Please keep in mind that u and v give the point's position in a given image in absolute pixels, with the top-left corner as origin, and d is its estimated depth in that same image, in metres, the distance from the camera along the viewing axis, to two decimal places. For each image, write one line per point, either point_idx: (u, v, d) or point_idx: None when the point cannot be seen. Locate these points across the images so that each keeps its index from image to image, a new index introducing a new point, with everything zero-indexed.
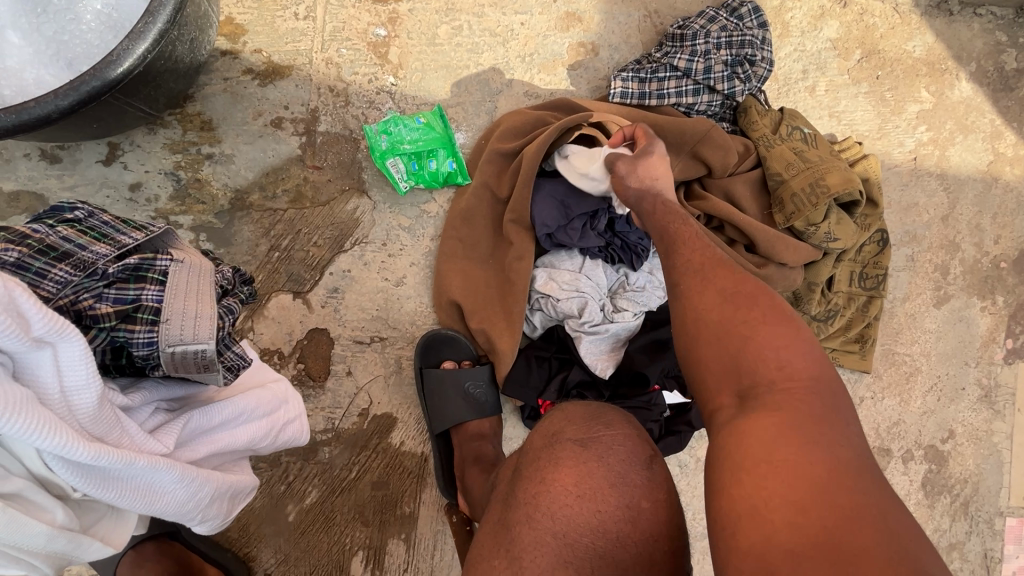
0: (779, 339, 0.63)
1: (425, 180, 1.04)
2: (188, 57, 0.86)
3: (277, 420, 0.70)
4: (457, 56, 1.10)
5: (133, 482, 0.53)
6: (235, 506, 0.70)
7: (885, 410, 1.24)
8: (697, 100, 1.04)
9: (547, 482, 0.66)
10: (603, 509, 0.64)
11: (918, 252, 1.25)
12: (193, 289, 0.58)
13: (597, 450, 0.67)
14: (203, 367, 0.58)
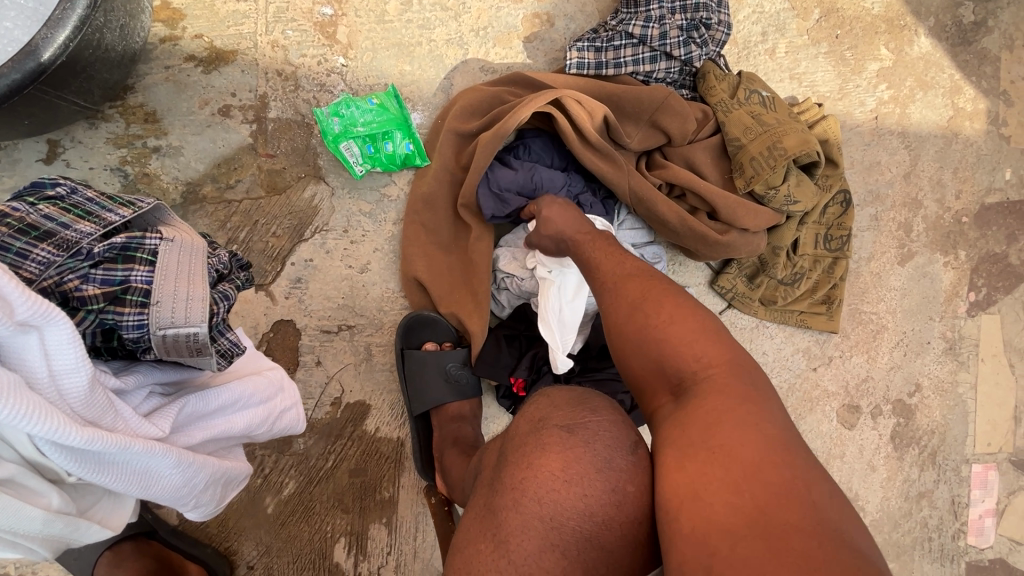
0: (695, 330, 0.64)
1: (382, 163, 1.02)
2: (121, 44, 0.83)
3: (274, 407, 0.71)
4: (409, 33, 1.07)
5: (130, 468, 0.53)
6: (227, 493, 0.71)
7: (854, 368, 1.26)
8: (654, 67, 1.03)
9: (534, 467, 0.60)
10: (589, 493, 0.59)
11: (882, 211, 1.26)
12: (183, 271, 0.58)
13: (585, 436, 0.62)
14: (196, 350, 0.58)
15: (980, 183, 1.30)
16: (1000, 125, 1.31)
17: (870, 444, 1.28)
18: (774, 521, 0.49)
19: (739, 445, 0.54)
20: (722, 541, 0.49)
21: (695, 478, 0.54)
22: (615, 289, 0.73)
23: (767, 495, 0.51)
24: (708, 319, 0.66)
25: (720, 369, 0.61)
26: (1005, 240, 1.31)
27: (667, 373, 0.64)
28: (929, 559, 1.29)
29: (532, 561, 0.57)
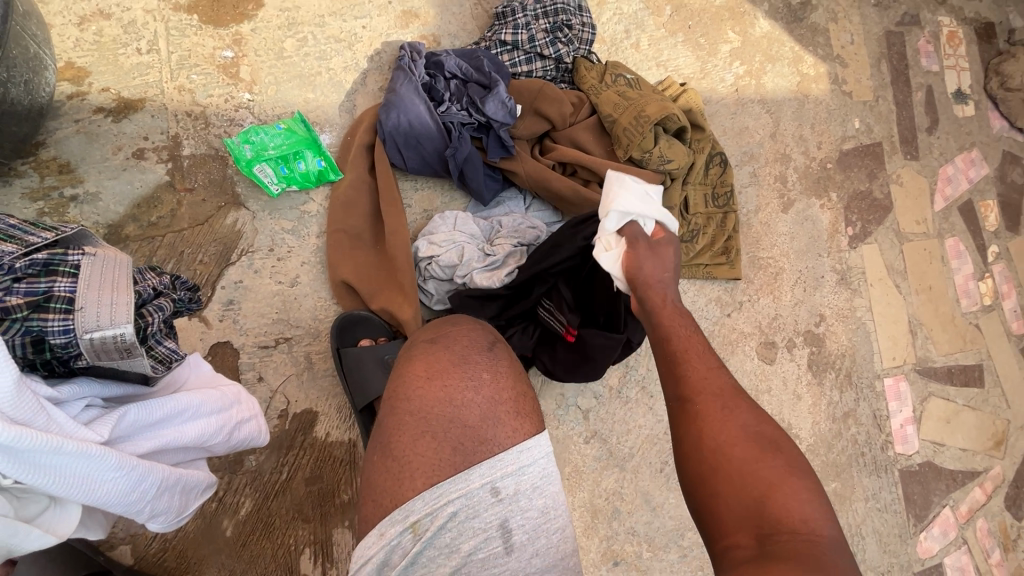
0: (804, 491, 0.61)
1: (297, 181, 1.10)
2: (27, 99, 0.89)
3: (230, 418, 0.73)
4: (308, 65, 1.17)
5: (67, 471, 0.55)
6: (191, 504, 0.71)
7: (763, 309, 1.39)
8: (532, 67, 1.17)
9: (403, 375, 0.69)
10: (450, 383, 0.67)
11: (758, 168, 1.43)
12: (107, 279, 0.63)
13: (444, 342, 0.73)
14: (125, 352, 0.63)
15: (836, 134, 1.50)
16: (841, 84, 1.52)
17: (792, 375, 1.40)
18: None
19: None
20: None
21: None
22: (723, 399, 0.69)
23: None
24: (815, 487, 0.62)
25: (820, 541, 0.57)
26: (867, 179, 1.51)
27: (760, 519, 0.59)
28: (865, 473, 1.41)
29: (408, 448, 0.63)
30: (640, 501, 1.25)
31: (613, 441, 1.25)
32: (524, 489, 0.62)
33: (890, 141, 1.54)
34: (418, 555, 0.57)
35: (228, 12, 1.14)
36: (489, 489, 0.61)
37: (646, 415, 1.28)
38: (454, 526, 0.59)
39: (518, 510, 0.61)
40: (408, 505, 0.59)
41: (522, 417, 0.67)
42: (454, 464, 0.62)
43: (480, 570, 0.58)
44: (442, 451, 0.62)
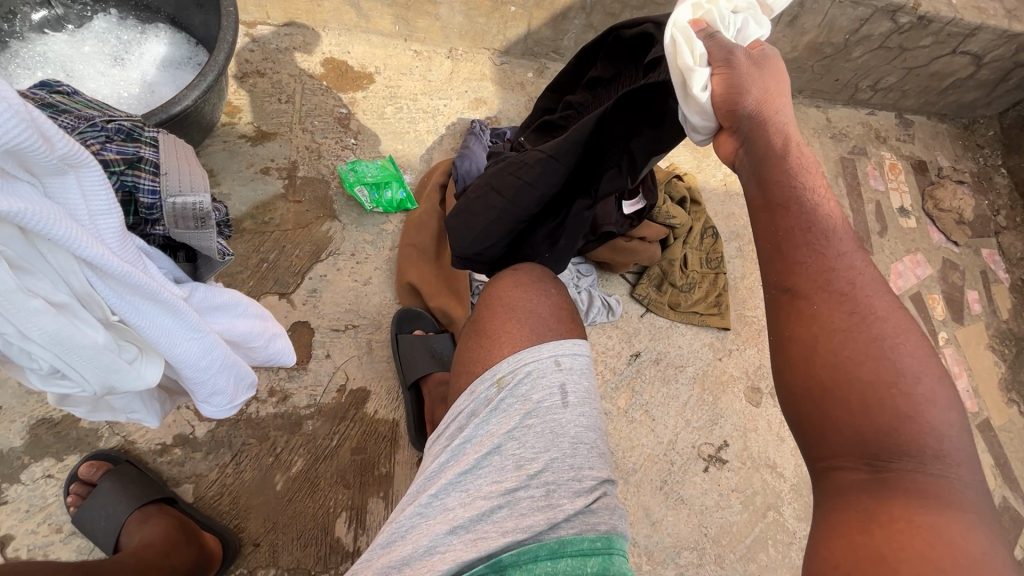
0: (938, 413, 0.63)
1: (383, 205, 1.40)
2: (209, 116, 1.21)
3: (267, 326, 0.95)
4: (400, 125, 1.53)
5: (159, 321, 0.69)
6: (236, 395, 0.89)
7: (749, 358, 1.62)
8: None
9: (495, 289, 0.98)
10: (528, 292, 0.95)
11: (743, 245, 1.76)
12: (179, 156, 0.76)
13: (523, 270, 1.01)
14: (200, 222, 0.74)
15: None
16: None
17: (776, 419, 1.58)
18: None
19: (955, 539, 0.56)
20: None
21: (884, 546, 0.58)
22: (853, 301, 0.68)
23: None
24: (951, 411, 0.63)
25: (947, 465, 0.61)
26: None
27: (875, 445, 0.63)
28: None
29: (500, 329, 0.89)
30: (641, 514, 1.37)
31: (619, 454, 1.41)
32: (577, 368, 0.85)
33: None
34: (500, 399, 0.80)
35: (348, 83, 1.52)
36: (554, 360, 0.84)
37: (648, 436, 1.45)
38: (528, 381, 0.82)
39: (571, 376, 0.84)
40: (496, 364, 0.84)
41: (572, 324, 0.93)
42: (528, 337, 0.88)
43: (544, 415, 0.79)
44: (523, 330, 0.89)
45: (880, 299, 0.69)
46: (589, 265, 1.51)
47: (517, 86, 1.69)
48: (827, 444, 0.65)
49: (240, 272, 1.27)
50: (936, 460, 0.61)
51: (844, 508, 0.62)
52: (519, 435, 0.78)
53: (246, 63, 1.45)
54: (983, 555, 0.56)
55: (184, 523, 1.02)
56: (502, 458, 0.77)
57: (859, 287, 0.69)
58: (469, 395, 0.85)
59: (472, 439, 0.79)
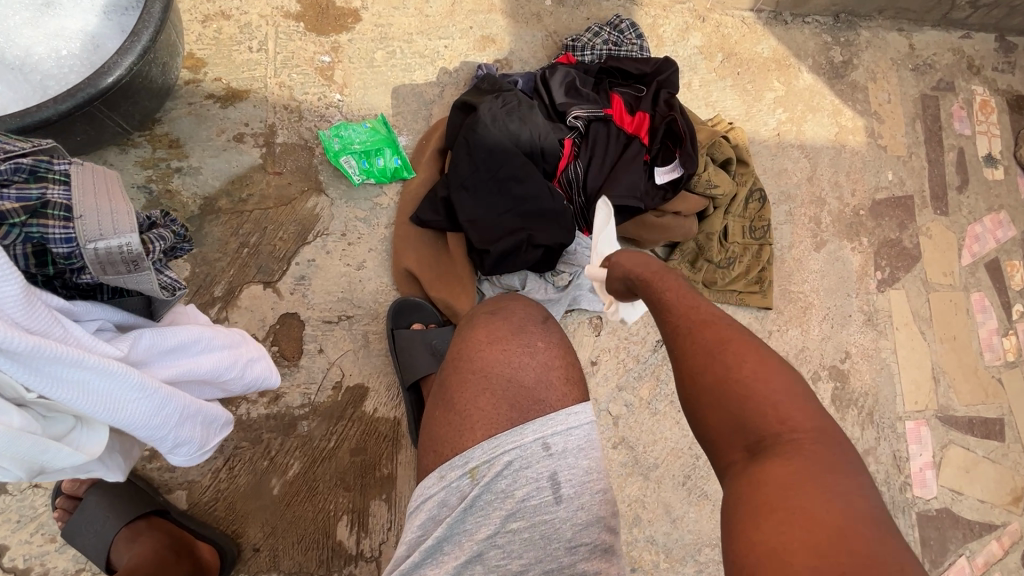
0: (772, 382, 0.66)
1: (375, 175, 1.21)
2: (160, 79, 1.01)
3: (239, 354, 0.87)
4: (393, 75, 1.30)
5: (92, 389, 0.64)
6: (210, 437, 0.85)
7: (790, 339, 1.45)
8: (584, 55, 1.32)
9: (467, 339, 0.78)
10: (507, 348, 0.76)
11: (794, 208, 1.52)
12: (98, 189, 0.67)
13: (506, 311, 0.81)
14: (132, 265, 0.68)
15: (869, 183, 1.59)
16: (876, 138, 1.62)
17: None
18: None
19: (827, 506, 0.53)
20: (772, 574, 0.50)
21: (773, 539, 0.52)
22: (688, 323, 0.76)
23: (841, 554, 0.49)
24: (789, 379, 0.66)
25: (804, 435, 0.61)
26: (897, 228, 1.59)
27: (746, 432, 0.64)
28: None
29: (471, 403, 0.72)
30: (661, 512, 1.28)
31: (640, 449, 1.30)
32: (572, 448, 0.69)
33: (921, 195, 1.62)
34: (477, 498, 0.66)
35: (331, 24, 1.28)
36: (541, 443, 0.69)
37: (672, 428, 1.33)
38: (509, 474, 0.67)
39: (566, 464, 0.68)
40: (468, 452, 0.68)
41: (571, 384, 0.76)
42: (510, 419, 0.70)
43: (532, 516, 0.66)
44: (500, 406, 0.71)
45: (710, 313, 0.76)
46: (614, 240, 1.31)
47: (532, 18, 1.40)
48: (717, 453, 0.66)
49: (218, 259, 1.14)
50: (786, 427, 0.62)
51: (736, 507, 0.58)
52: (502, 541, 0.65)
53: (207, 1, 1.22)
54: (859, 518, 0.53)
55: (176, 538, 0.97)
56: (485, 568, 0.65)
57: (691, 306, 0.78)
58: (439, 480, 0.69)
59: (449, 539, 0.66)
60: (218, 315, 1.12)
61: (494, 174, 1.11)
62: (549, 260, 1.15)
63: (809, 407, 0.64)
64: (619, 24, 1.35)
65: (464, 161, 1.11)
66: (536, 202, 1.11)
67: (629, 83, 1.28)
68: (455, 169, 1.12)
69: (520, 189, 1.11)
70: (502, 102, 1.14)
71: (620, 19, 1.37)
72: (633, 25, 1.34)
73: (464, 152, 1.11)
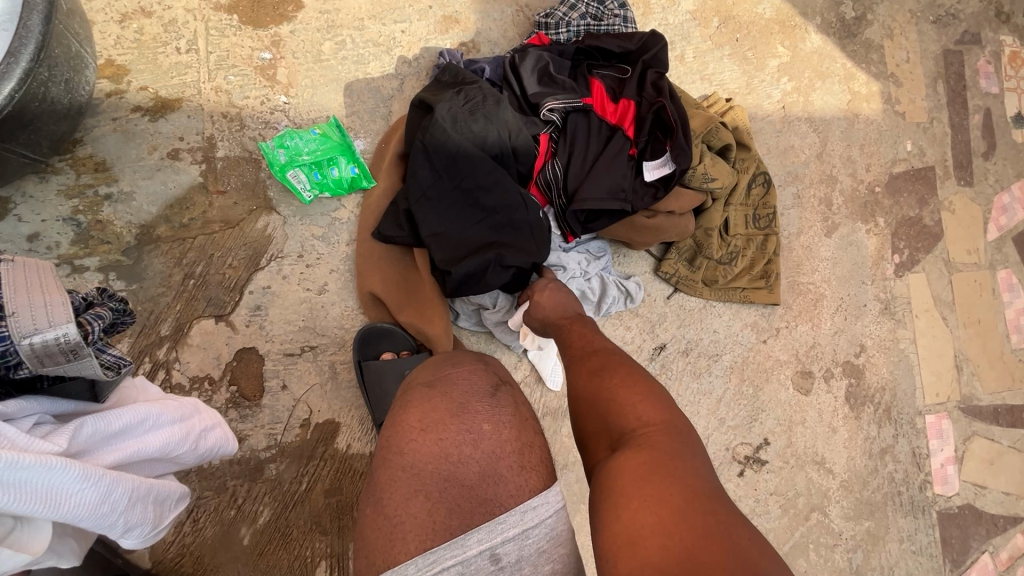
0: (637, 390, 0.70)
1: (330, 188, 1.08)
2: (66, 97, 0.88)
3: (192, 427, 0.72)
4: (345, 69, 1.15)
5: (29, 486, 0.52)
6: (165, 516, 0.70)
7: (800, 336, 1.33)
8: (558, 34, 1.17)
9: (399, 424, 0.69)
10: (444, 437, 0.67)
11: (802, 189, 1.38)
12: (33, 280, 0.58)
13: (445, 385, 0.73)
14: (71, 354, 0.59)
15: (886, 156, 1.44)
16: (893, 104, 1.46)
17: (829, 408, 1.34)
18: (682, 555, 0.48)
19: (669, 483, 0.55)
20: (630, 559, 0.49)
21: (628, 522, 0.53)
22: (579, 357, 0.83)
23: (680, 524, 0.50)
24: (650, 387, 0.70)
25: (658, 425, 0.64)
26: (917, 204, 1.44)
27: (613, 433, 0.66)
28: (901, 513, 1.34)
29: (401, 508, 0.62)
30: None
31: None
32: (526, 557, 0.60)
33: (943, 165, 1.47)
34: None
35: (269, 14, 1.13)
36: (489, 556, 0.59)
37: None
38: None
39: None
40: (400, 570, 0.58)
41: (526, 471, 0.66)
42: (449, 528, 0.61)
43: None
44: (437, 511, 0.62)
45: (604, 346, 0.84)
46: (602, 242, 1.20)
47: None
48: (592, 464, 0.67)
49: (163, 294, 1.03)
50: (641, 421, 0.65)
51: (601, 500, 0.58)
52: None
53: None
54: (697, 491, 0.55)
55: None
56: None
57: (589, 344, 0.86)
58: None
59: None
60: (167, 356, 1.02)
61: (458, 184, 0.98)
62: (522, 278, 1.02)
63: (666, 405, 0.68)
64: None
65: (423, 168, 0.98)
66: (508, 211, 0.98)
67: (611, 64, 1.13)
68: (414, 179, 0.98)
69: (487, 200, 0.98)
70: (464, 98, 1.01)
71: None
72: None
73: (421, 160, 0.98)
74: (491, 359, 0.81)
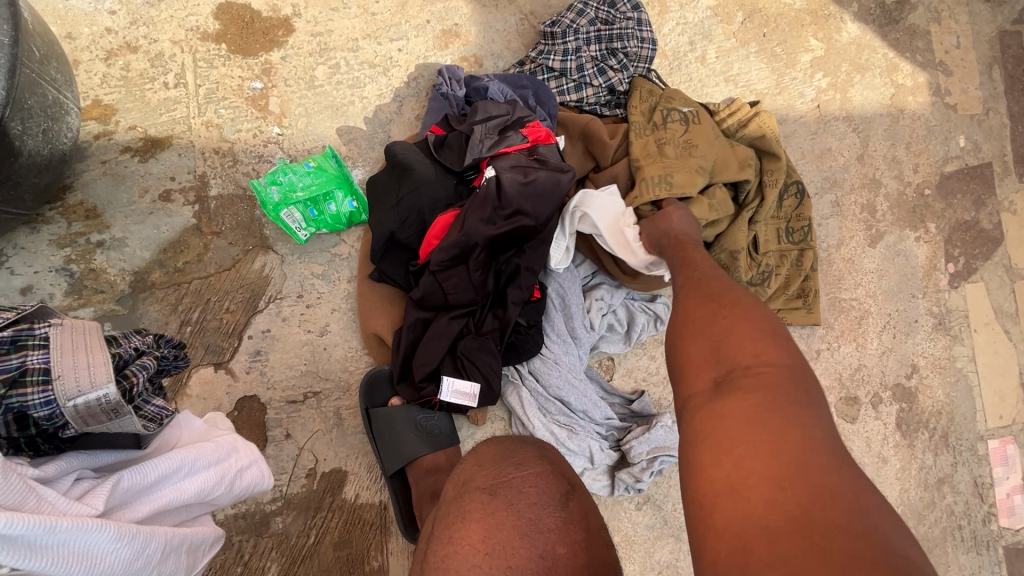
0: (754, 333, 0.60)
1: (327, 224, 1.02)
2: (45, 148, 0.84)
3: (228, 468, 0.63)
4: (340, 94, 1.08)
5: (67, 549, 0.48)
6: (198, 561, 0.64)
7: (844, 358, 1.22)
8: (566, 58, 1.09)
9: (454, 541, 0.55)
10: (513, 565, 0.51)
11: (842, 196, 1.25)
12: (81, 343, 0.54)
13: (508, 496, 0.58)
14: (114, 413, 0.55)
15: (936, 154, 1.30)
16: (944, 95, 1.31)
17: (877, 436, 1.22)
18: (820, 522, 0.42)
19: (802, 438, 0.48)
20: (757, 535, 0.42)
21: (736, 471, 0.48)
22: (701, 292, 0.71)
23: (807, 487, 0.44)
24: (770, 326, 0.61)
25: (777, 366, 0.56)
26: (973, 206, 1.30)
27: (720, 364, 0.59)
28: (963, 549, 1.22)
29: None
30: None
31: (669, 507, 1.11)
32: None
33: (1002, 161, 1.32)
34: None
35: (259, 40, 1.07)
36: None
37: None
38: None
39: None
40: None
41: None
42: None
43: None
44: None
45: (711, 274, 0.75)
46: None
47: None
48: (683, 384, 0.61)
49: None
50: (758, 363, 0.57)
51: (700, 434, 0.53)
52: None
53: (109, 33, 1.02)
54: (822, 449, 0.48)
55: None
56: None
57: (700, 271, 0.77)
58: None
59: None
60: None
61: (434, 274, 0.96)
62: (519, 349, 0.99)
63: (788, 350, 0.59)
64: None
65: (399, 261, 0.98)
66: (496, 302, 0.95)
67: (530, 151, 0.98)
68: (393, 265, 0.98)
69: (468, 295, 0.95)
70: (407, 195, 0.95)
71: None
72: None
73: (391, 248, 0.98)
74: (550, 452, 0.69)
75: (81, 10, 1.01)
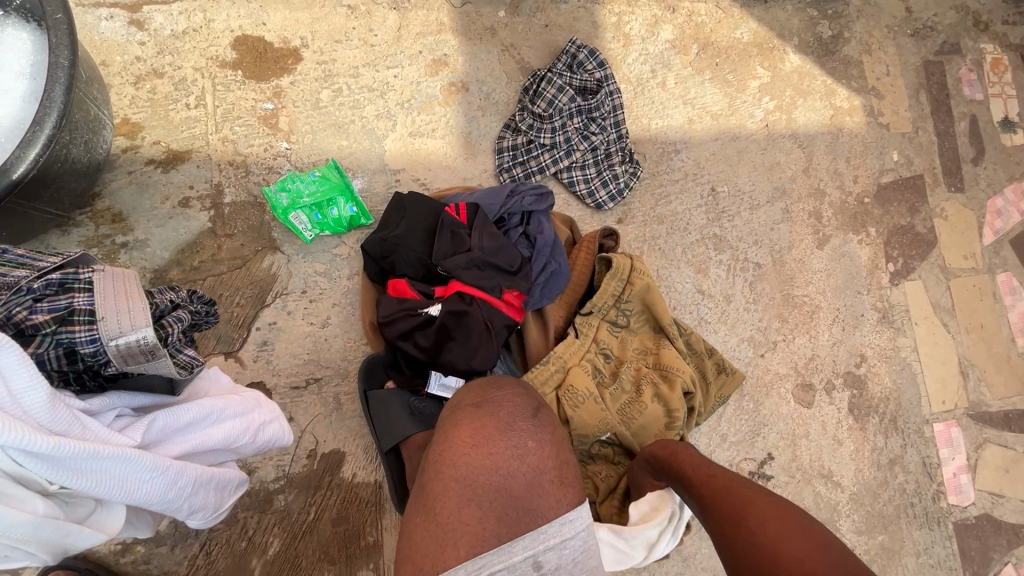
0: (785, 534, 0.63)
1: (330, 226, 1.14)
2: (85, 157, 0.96)
3: (253, 420, 0.74)
4: (342, 114, 1.22)
5: (107, 475, 0.58)
6: (226, 500, 0.75)
7: (798, 348, 1.34)
8: (554, 136, 1.27)
9: (449, 440, 0.69)
10: (495, 452, 0.68)
11: (791, 204, 1.40)
12: (120, 289, 0.65)
13: (491, 408, 0.74)
14: (150, 353, 0.65)
15: (873, 167, 1.46)
16: (877, 116, 1.49)
17: (832, 419, 1.33)
18: None
19: None
20: None
21: None
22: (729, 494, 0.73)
23: None
24: (805, 524, 0.65)
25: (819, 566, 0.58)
26: (908, 213, 1.45)
27: None
28: (916, 525, 1.32)
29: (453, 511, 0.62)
30: (672, 551, 1.19)
31: None
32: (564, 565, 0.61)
33: (931, 173, 1.49)
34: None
35: (270, 67, 1.21)
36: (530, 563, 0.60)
37: None
38: None
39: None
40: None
41: (566, 486, 0.68)
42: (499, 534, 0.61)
43: None
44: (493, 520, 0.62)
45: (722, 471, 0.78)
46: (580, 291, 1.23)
47: (485, 32, 1.31)
48: None
49: None
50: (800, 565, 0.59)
51: None
52: None
53: (138, 61, 1.16)
54: None
55: None
56: None
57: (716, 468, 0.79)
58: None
59: None
60: None
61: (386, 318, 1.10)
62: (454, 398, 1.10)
63: (821, 544, 0.62)
64: (578, 53, 1.29)
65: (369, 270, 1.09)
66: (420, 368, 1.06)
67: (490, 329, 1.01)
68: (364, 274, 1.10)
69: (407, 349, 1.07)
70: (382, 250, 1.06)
71: (578, 45, 1.30)
72: (593, 53, 1.29)
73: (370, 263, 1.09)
74: (528, 384, 0.84)
75: (115, 41, 1.15)
